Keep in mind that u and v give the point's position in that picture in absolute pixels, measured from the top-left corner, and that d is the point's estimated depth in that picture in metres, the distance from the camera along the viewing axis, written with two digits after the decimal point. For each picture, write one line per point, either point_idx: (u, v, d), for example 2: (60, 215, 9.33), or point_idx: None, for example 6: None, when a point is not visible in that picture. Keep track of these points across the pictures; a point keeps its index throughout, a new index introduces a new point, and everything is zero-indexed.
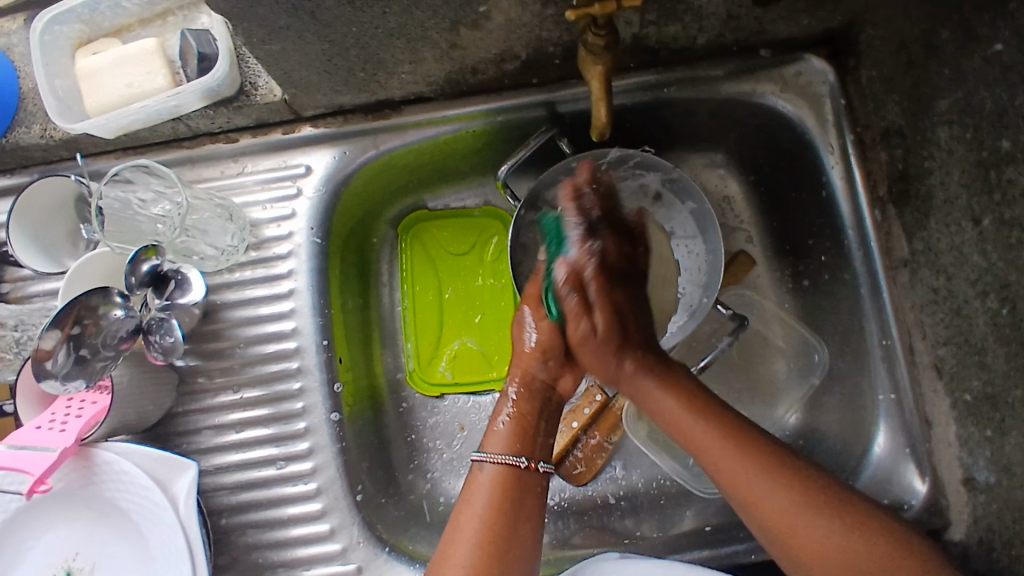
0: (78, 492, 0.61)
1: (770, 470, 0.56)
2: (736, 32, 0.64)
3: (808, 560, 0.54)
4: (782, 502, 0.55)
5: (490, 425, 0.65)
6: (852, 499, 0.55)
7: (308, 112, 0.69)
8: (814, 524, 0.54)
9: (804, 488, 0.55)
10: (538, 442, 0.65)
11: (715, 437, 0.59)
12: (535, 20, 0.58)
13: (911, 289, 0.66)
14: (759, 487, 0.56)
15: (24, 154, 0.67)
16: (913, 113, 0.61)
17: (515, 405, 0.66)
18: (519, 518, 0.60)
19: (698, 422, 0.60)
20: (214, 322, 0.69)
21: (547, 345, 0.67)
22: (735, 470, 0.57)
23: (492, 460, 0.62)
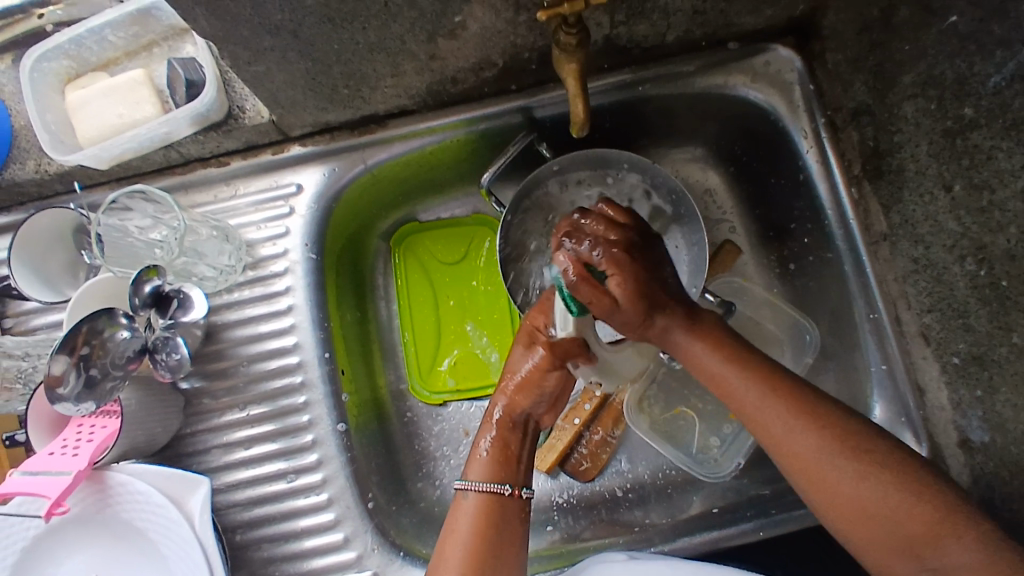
0: (94, 517, 0.63)
1: (789, 408, 0.55)
2: (703, 27, 0.67)
3: (830, 499, 0.52)
4: (798, 439, 0.54)
5: (472, 451, 0.64)
6: (868, 436, 0.53)
7: (296, 131, 0.71)
8: (826, 459, 0.53)
9: (820, 425, 0.54)
10: (520, 469, 0.64)
11: (738, 377, 0.58)
12: (510, 26, 0.60)
13: (892, 261, 0.68)
14: (779, 425, 0.55)
15: (20, 190, 0.69)
16: (879, 91, 0.64)
17: (497, 433, 0.65)
18: (501, 545, 0.59)
19: (722, 362, 0.59)
20: (215, 342, 0.71)
21: (534, 381, 0.66)
22: (755, 408, 0.57)
23: (475, 489, 0.61)
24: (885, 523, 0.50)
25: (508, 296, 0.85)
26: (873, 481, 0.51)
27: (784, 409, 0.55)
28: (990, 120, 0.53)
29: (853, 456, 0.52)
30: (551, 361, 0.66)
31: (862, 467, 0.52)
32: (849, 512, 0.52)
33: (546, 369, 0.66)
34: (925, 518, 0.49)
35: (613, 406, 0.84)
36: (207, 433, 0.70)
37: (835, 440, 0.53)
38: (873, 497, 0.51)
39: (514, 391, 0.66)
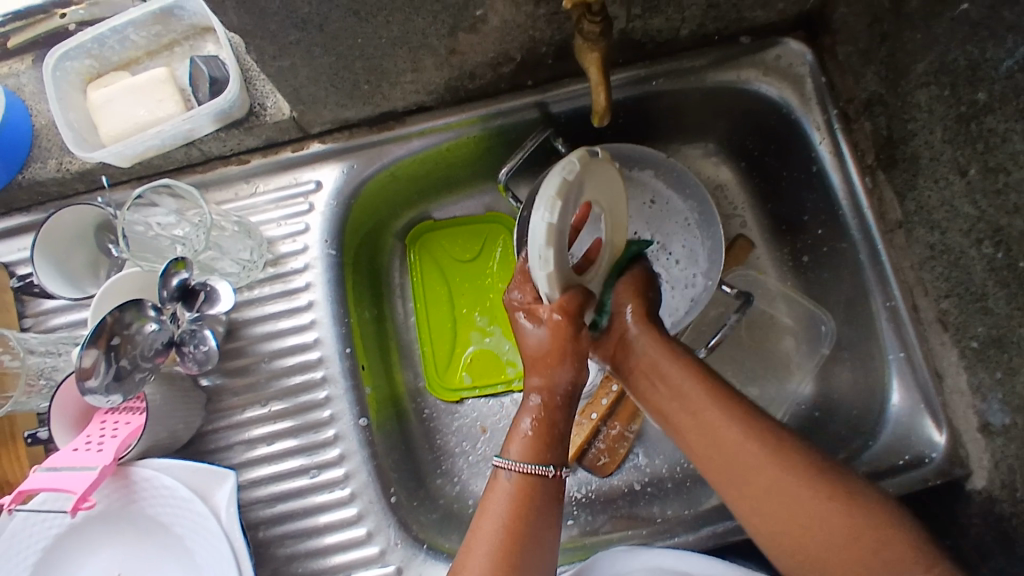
0: (119, 513, 0.62)
1: (765, 449, 0.57)
2: (716, 21, 0.68)
3: (803, 541, 0.54)
4: (772, 480, 0.56)
5: (513, 427, 0.61)
6: (839, 478, 0.55)
7: (315, 128, 0.71)
8: (798, 497, 0.55)
9: (795, 465, 0.56)
10: (564, 446, 0.62)
11: (719, 415, 0.60)
12: (529, 20, 0.61)
13: (908, 248, 0.69)
14: (752, 464, 0.57)
15: (40, 190, 0.69)
16: (892, 81, 0.65)
17: (538, 414, 0.61)
18: (541, 529, 0.58)
19: (706, 400, 0.61)
20: (237, 339, 0.71)
21: (560, 352, 0.61)
22: (730, 445, 0.58)
23: (518, 469, 0.58)
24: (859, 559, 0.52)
25: None
26: (840, 521, 0.53)
27: (760, 452, 0.57)
28: (1004, 103, 0.54)
29: (825, 498, 0.54)
30: (570, 329, 0.60)
31: (834, 507, 0.53)
32: (813, 544, 0.54)
33: (569, 338, 0.61)
34: (891, 556, 0.51)
35: (630, 400, 0.83)
36: (228, 429, 0.70)
37: (812, 482, 0.55)
38: (840, 532, 0.53)
39: (547, 368, 0.61)
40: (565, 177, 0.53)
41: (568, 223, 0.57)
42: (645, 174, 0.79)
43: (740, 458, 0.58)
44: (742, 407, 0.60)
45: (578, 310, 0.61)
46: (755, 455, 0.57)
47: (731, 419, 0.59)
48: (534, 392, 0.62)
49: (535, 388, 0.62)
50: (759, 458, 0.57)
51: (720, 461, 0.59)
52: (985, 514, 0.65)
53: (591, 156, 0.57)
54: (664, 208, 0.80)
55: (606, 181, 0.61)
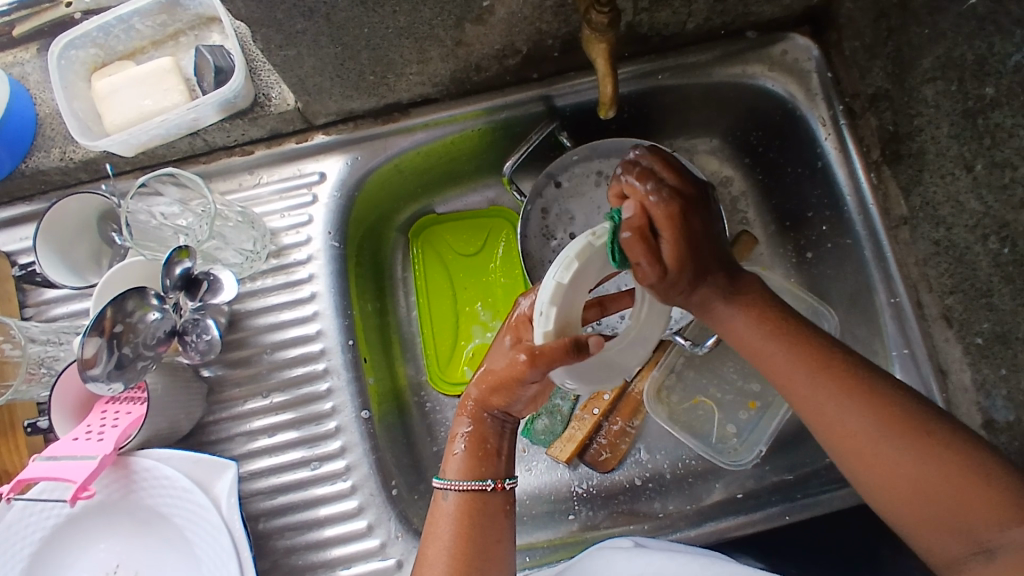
0: (118, 503, 0.62)
1: (846, 388, 0.53)
2: (722, 15, 0.68)
3: (881, 483, 0.50)
4: (852, 420, 0.52)
5: (448, 447, 0.60)
6: (922, 415, 0.51)
7: (320, 120, 0.71)
8: (874, 436, 0.51)
9: (874, 404, 0.52)
10: (504, 459, 0.60)
11: (789, 361, 0.55)
12: (536, 12, 0.61)
13: (913, 245, 0.69)
14: (831, 405, 0.53)
15: (43, 179, 0.69)
16: (899, 77, 0.65)
17: (473, 427, 0.60)
18: (489, 542, 0.56)
19: (775, 342, 0.57)
20: (238, 330, 0.71)
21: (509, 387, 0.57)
22: (810, 391, 0.54)
23: (455, 488, 0.58)
24: (937, 505, 0.48)
25: (526, 286, 0.85)
26: (918, 458, 0.49)
27: (842, 390, 0.53)
28: (1011, 99, 0.54)
29: (904, 435, 0.50)
30: (526, 374, 0.55)
31: (915, 446, 0.49)
32: (894, 487, 0.50)
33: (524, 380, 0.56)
34: (978, 497, 0.47)
35: (632, 395, 0.83)
36: (229, 420, 0.70)
37: (896, 425, 0.51)
38: (922, 476, 0.49)
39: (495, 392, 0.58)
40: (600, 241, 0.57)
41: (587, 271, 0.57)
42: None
43: (820, 401, 0.53)
44: (817, 344, 0.56)
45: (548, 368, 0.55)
46: (834, 395, 0.53)
47: (805, 361, 0.55)
48: (469, 402, 0.59)
49: (474, 398, 0.59)
50: (836, 398, 0.53)
51: (799, 406, 0.55)
52: None
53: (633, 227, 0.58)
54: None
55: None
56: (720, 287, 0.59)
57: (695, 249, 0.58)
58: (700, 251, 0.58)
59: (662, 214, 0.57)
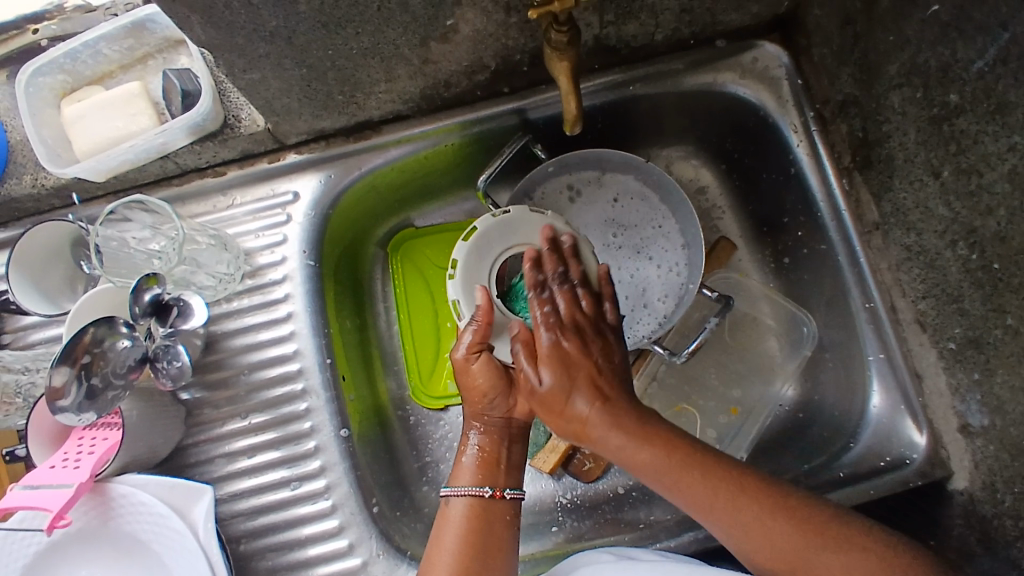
0: (96, 530, 0.62)
1: (761, 507, 0.53)
2: (690, 25, 0.68)
3: None
4: (782, 543, 0.52)
5: (457, 460, 0.64)
6: (827, 511, 0.53)
7: (291, 139, 0.71)
8: (812, 550, 0.51)
9: (793, 515, 0.53)
10: (506, 470, 0.63)
11: (703, 485, 0.55)
12: (500, 28, 0.61)
13: (886, 249, 0.69)
14: (756, 523, 0.53)
15: (16, 206, 0.69)
16: (866, 83, 0.65)
17: (476, 439, 0.64)
18: (490, 549, 0.59)
19: (679, 467, 0.57)
20: (215, 352, 0.71)
21: (472, 385, 0.63)
22: (725, 509, 0.54)
23: (459, 494, 0.61)
24: None
25: None
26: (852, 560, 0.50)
27: (766, 509, 0.53)
28: (974, 105, 0.54)
29: (831, 544, 0.51)
30: (463, 361, 0.63)
31: (839, 547, 0.50)
32: None
33: (466, 367, 0.62)
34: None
35: None
36: (208, 443, 0.70)
37: (808, 529, 0.52)
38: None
39: (468, 401, 0.64)
40: (480, 229, 0.66)
41: (478, 255, 0.66)
42: (614, 178, 0.79)
43: (742, 524, 0.54)
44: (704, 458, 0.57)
45: (472, 344, 0.62)
46: (749, 513, 0.54)
47: (707, 485, 0.55)
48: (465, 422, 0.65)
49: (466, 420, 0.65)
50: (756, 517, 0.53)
51: (721, 530, 0.55)
52: (967, 516, 0.64)
53: (516, 211, 0.67)
54: (632, 203, 0.79)
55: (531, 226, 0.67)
56: (610, 413, 0.59)
57: (587, 374, 0.60)
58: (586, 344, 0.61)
59: (545, 322, 0.61)
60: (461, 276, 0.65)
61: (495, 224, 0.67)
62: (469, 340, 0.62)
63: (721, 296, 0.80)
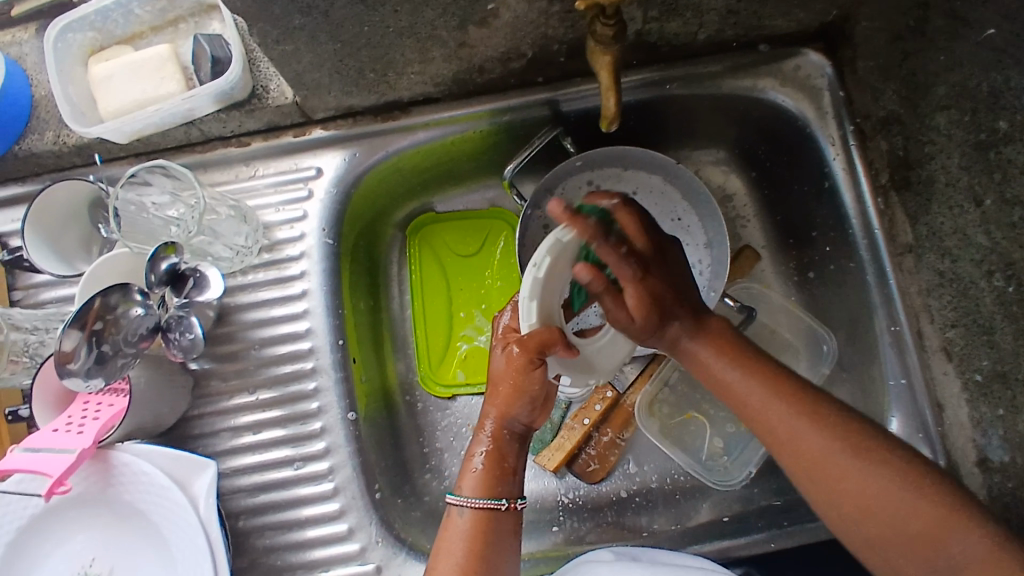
0: (97, 495, 0.62)
1: (800, 409, 0.54)
2: (735, 27, 0.66)
3: (844, 508, 0.51)
4: (816, 447, 0.52)
5: (466, 464, 0.61)
6: (874, 431, 0.52)
7: (319, 115, 0.70)
8: (839, 458, 0.51)
9: (834, 425, 0.52)
10: (516, 480, 0.61)
11: (747, 384, 0.56)
12: (542, 16, 0.60)
13: (917, 273, 0.67)
14: (793, 429, 0.53)
15: (37, 161, 0.68)
16: (911, 101, 0.63)
17: (491, 444, 0.61)
18: (497, 565, 0.58)
19: (737, 370, 0.57)
20: (227, 324, 0.70)
21: (516, 386, 0.60)
22: (769, 409, 0.55)
23: (470, 505, 0.58)
24: (898, 527, 0.49)
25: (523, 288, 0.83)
26: (881, 479, 0.50)
27: (807, 418, 0.53)
28: None
29: (869, 459, 0.50)
30: (524, 360, 0.59)
31: (870, 462, 0.50)
32: (866, 511, 0.50)
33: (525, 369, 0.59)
34: (937, 513, 0.48)
35: (624, 407, 0.81)
36: (214, 415, 0.69)
37: (851, 444, 0.51)
38: (893, 498, 0.49)
39: (501, 399, 0.61)
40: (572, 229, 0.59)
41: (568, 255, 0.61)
42: (637, 174, 0.78)
43: (782, 423, 0.54)
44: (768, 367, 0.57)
45: (539, 348, 0.59)
46: (794, 420, 0.53)
47: (754, 381, 0.56)
48: (488, 420, 0.61)
49: (491, 417, 0.61)
50: (801, 423, 0.53)
51: (757, 428, 0.56)
52: None
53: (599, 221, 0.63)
54: (652, 197, 0.79)
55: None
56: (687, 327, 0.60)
57: (660, 297, 0.59)
58: (665, 272, 0.61)
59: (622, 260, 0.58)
60: (541, 274, 0.59)
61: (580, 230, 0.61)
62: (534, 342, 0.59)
63: (743, 308, 0.79)
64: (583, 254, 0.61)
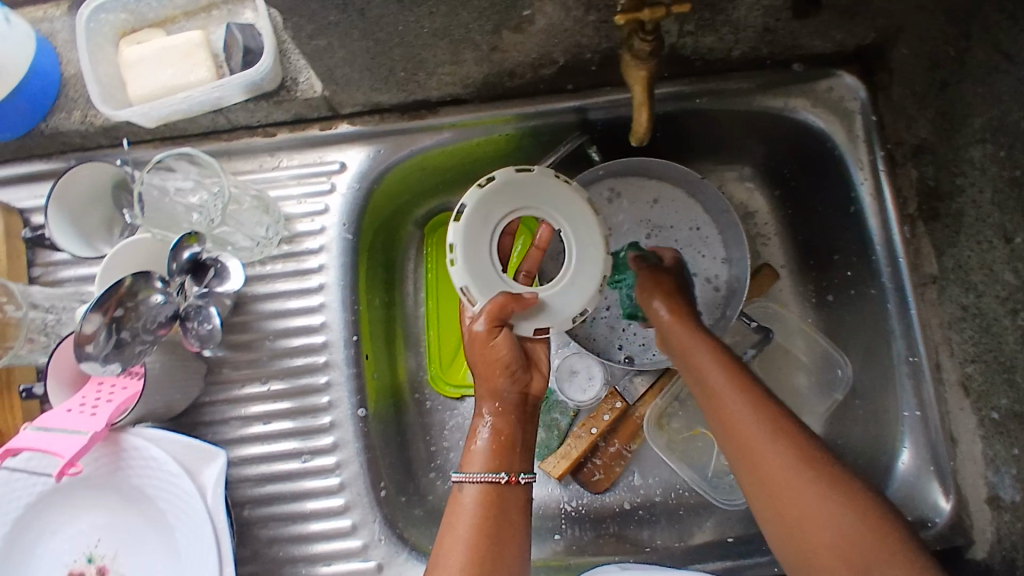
0: (105, 477, 0.62)
1: (773, 421, 0.58)
2: (771, 45, 0.65)
3: (794, 525, 0.54)
4: (776, 458, 0.56)
5: (468, 445, 0.62)
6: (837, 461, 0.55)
7: (346, 109, 0.70)
8: (795, 471, 0.55)
9: (799, 446, 0.56)
10: (520, 454, 0.62)
11: (730, 388, 0.61)
12: (577, 25, 0.59)
13: (939, 305, 0.67)
14: (762, 440, 0.57)
15: (63, 140, 0.68)
16: (946, 132, 0.63)
17: (491, 422, 0.63)
18: (504, 538, 0.57)
19: (722, 374, 0.62)
20: (243, 314, 0.70)
21: (491, 360, 0.62)
22: (740, 416, 0.59)
23: (472, 480, 0.59)
24: (838, 554, 0.51)
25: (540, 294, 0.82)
26: (829, 506, 0.53)
27: (771, 427, 0.57)
28: None
29: (823, 484, 0.54)
30: (483, 338, 0.62)
31: (821, 482, 0.54)
32: (805, 529, 0.53)
33: (487, 342, 0.62)
34: (876, 549, 0.50)
35: (632, 419, 0.81)
36: (225, 403, 0.70)
37: (809, 463, 0.55)
38: (838, 521, 0.52)
39: (484, 378, 0.63)
40: (470, 206, 0.63)
41: (486, 217, 0.64)
42: (660, 185, 0.80)
43: (750, 431, 0.58)
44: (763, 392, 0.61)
45: (495, 318, 0.62)
46: (760, 427, 0.58)
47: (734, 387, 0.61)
48: (480, 399, 0.64)
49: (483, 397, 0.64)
50: (763, 431, 0.57)
51: (729, 432, 0.60)
52: None
53: (506, 176, 0.64)
54: (673, 206, 0.80)
55: (529, 189, 0.65)
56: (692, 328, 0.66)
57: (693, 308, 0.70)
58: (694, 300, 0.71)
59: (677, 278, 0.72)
60: (462, 260, 0.64)
61: (485, 196, 0.64)
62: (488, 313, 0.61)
63: (760, 329, 0.80)
64: (500, 211, 0.64)
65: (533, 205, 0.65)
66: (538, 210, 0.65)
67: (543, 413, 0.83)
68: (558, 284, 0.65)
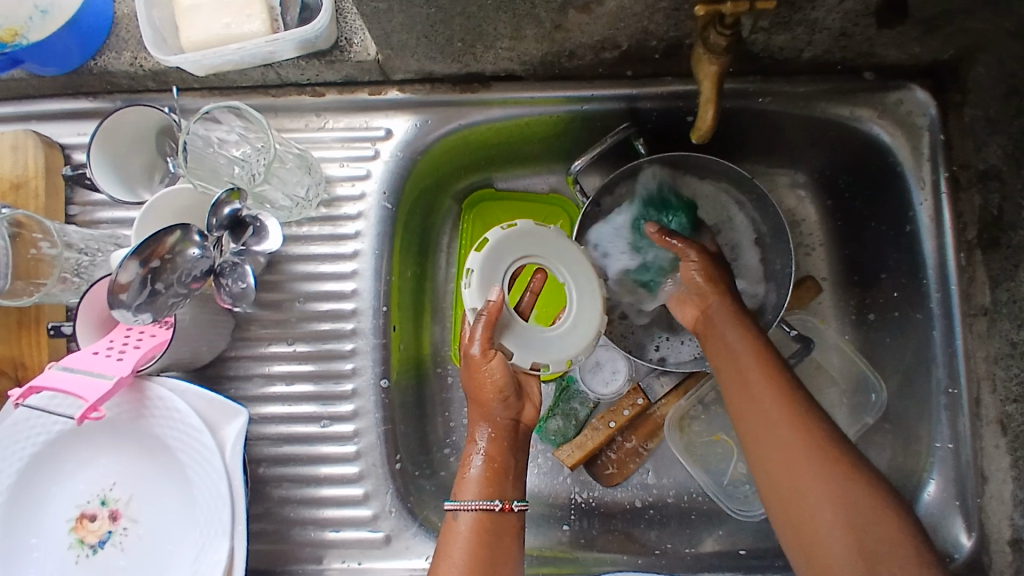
0: (126, 422, 0.62)
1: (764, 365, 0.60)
2: (844, 51, 0.62)
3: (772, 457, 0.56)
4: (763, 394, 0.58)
5: (462, 472, 0.62)
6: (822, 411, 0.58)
7: (397, 76, 0.68)
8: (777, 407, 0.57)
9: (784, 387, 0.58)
10: (512, 481, 0.62)
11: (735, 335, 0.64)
12: (648, 11, 0.57)
13: (988, 338, 0.65)
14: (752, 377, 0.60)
15: (111, 80, 0.68)
16: (1017, 160, 0.60)
17: (483, 449, 0.62)
18: (496, 563, 0.58)
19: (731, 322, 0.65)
20: (275, 273, 0.69)
21: (483, 385, 0.61)
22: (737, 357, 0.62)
23: (467, 509, 0.59)
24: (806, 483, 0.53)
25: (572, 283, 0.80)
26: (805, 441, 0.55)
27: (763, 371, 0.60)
28: None
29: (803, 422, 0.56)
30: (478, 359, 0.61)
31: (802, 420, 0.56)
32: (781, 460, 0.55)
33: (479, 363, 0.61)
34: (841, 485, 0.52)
35: (652, 418, 0.80)
36: (249, 360, 0.69)
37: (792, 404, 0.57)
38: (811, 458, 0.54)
39: (477, 403, 0.62)
40: (494, 240, 0.63)
41: (507, 246, 0.63)
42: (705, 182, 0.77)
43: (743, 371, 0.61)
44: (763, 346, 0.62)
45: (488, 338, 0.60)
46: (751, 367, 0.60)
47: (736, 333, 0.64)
48: (473, 424, 0.63)
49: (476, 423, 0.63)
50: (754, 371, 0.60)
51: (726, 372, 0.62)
52: None
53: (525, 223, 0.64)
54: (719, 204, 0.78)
55: (546, 242, 0.65)
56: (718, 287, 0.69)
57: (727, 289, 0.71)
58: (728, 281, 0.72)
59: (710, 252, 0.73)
60: (476, 286, 0.62)
61: (507, 237, 0.63)
62: (481, 337, 0.60)
63: (802, 337, 0.77)
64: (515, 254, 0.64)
65: (544, 256, 0.65)
66: (548, 263, 0.65)
67: (562, 402, 0.82)
68: (559, 330, 0.64)
